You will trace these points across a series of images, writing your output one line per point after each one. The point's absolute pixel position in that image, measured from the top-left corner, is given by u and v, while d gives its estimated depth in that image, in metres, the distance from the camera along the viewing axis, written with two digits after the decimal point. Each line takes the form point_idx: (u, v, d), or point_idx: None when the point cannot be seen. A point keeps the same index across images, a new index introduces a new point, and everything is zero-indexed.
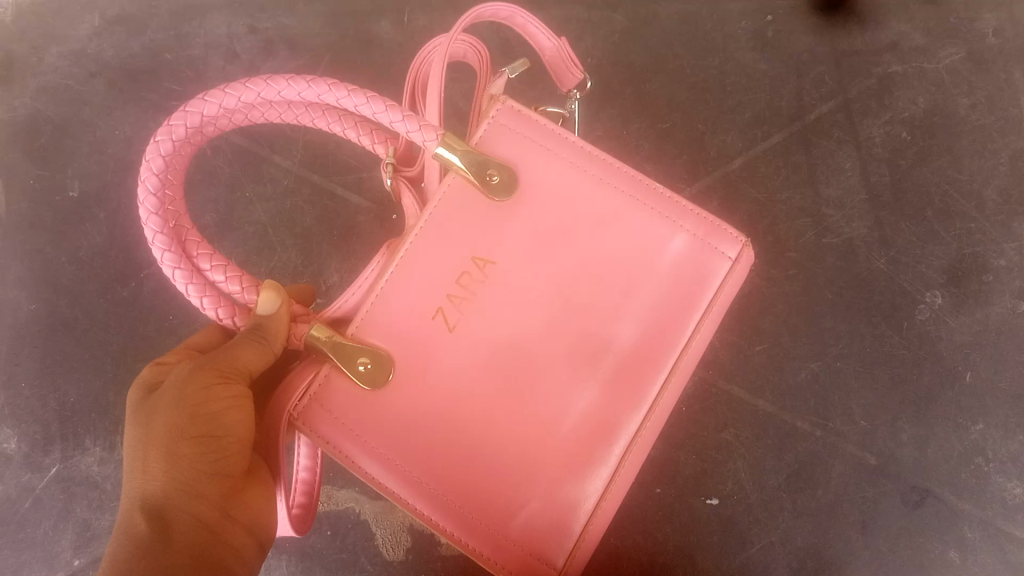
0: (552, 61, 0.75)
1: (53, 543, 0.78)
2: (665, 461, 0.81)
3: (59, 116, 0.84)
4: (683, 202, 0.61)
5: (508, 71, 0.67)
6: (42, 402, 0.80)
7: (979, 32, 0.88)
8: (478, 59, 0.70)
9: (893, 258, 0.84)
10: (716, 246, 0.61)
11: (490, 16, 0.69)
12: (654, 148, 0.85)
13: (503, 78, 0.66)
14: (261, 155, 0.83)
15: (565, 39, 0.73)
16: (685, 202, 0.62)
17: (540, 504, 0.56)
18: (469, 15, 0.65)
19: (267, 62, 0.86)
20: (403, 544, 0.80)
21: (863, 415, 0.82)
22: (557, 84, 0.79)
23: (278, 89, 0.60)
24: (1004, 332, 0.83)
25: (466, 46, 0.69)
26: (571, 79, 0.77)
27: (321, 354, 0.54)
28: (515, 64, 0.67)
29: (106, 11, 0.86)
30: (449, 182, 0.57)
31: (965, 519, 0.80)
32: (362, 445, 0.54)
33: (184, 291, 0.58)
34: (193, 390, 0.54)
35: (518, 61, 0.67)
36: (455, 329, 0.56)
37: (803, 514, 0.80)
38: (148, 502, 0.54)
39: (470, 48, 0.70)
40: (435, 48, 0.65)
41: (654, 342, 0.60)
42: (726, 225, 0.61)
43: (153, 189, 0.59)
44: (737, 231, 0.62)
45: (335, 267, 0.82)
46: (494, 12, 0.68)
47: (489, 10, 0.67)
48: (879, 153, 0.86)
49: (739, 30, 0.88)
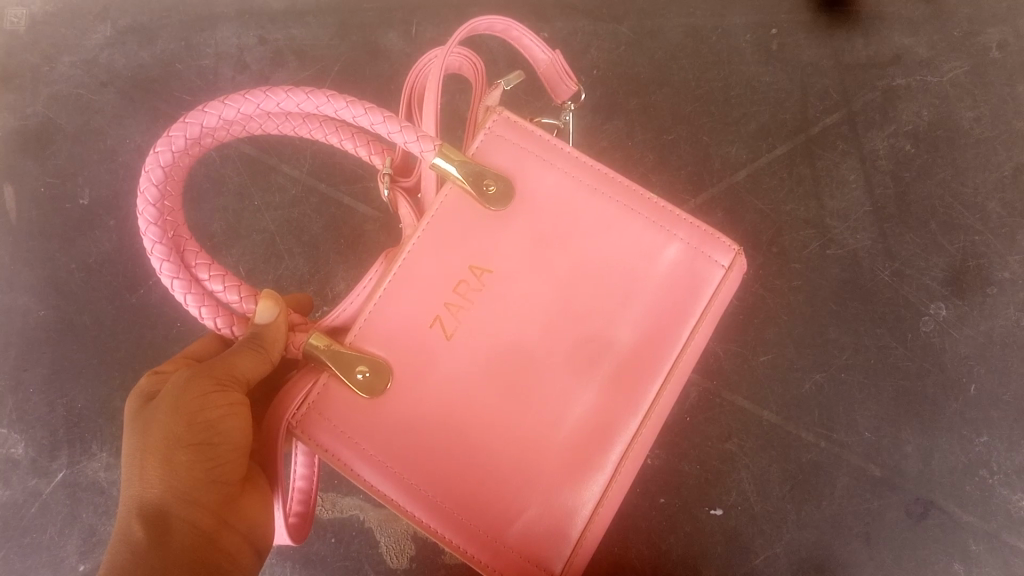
0: (545, 73, 0.75)
1: (58, 548, 0.79)
2: (668, 471, 0.81)
3: (71, 125, 0.85)
4: (676, 211, 0.62)
5: (503, 83, 0.68)
6: (50, 407, 0.81)
7: (983, 46, 0.88)
8: (474, 71, 0.71)
9: (896, 270, 0.84)
10: (710, 254, 0.62)
11: (485, 28, 0.69)
12: (659, 160, 0.86)
13: (498, 90, 0.67)
14: (270, 164, 0.84)
15: (559, 52, 0.74)
16: (678, 210, 0.62)
17: (537, 510, 0.57)
18: (464, 28, 0.65)
19: (276, 72, 0.86)
20: (406, 552, 0.80)
21: (866, 426, 0.82)
22: (553, 95, 0.79)
23: (277, 100, 0.61)
24: (1008, 344, 0.83)
25: (461, 58, 0.70)
26: (565, 90, 0.77)
27: (319, 363, 0.54)
28: (510, 77, 0.68)
29: (118, 21, 0.87)
30: (446, 192, 0.58)
31: (969, 531, 0.80)
32: (361, 452, 0.54)
33: (183, 300, 0.59)
34: (190, 398, 0.54)
35: (513, 73, 0.68)
36: (453, 337, 0.56)
37: (807, 526, 0.80)
38: (146, 509, 0.54)
39: (465, 61, 0.71)
40: (431, 61, 0.67)
41: (650, 348, 0.60)
42: (719, 233, 0.62)
43: (152, 200, 0.60)
44: (730, 239, 0.62)
45: (341, 275, 0.83)
46: (488, 25, 0.69)
47: (483, 23, 0.68)
48: (883, 165, 0.86)
49: (744, 43, 0.88)
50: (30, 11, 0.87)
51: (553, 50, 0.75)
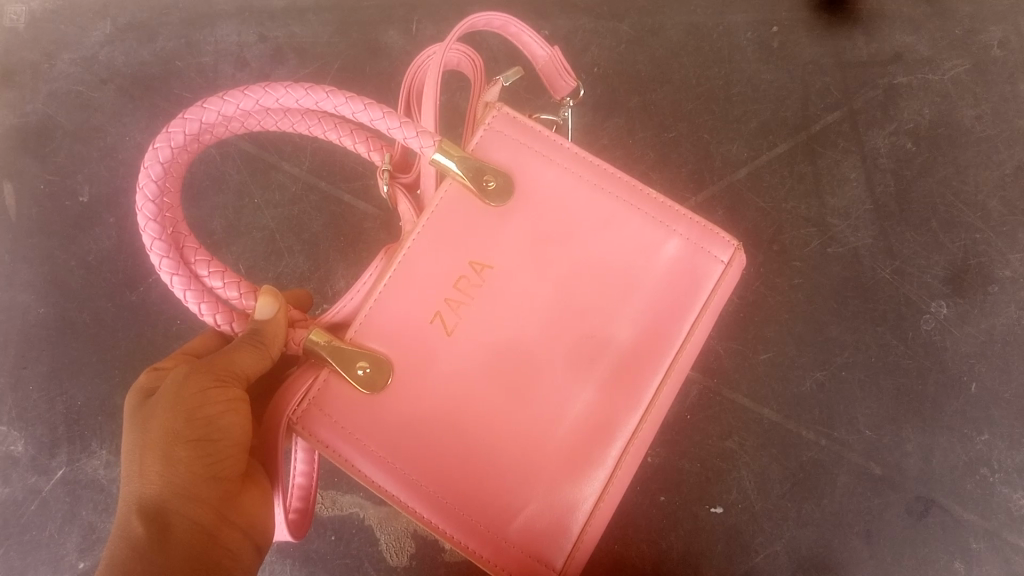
0: (544, 69, 0.75)
1: (58, 546, 0.79)
2: (668, 469, 0.81)
3: (70, 122, 0.85)
4: (675, 207, 0.62)
5: (502, 79, 0.67)
6: (49, 405, 0.80)
7: (984, 44, 0.88)
8: (472, 68, 0.71)
9: (898, 268, 0.84)
10: (709, 250, 0.62)
11: (483, 25, 0.69)
12: (659, 157, 0.86)
13: (497, 86, 0.67)
14: (270, 161, 0.84)
15: (558, 48, 0.74)
16: (677, 206, 0.62)
17: (538, 506, 0.56)
18: (463, 24, 0.65)
19: (276, 70, 0.86)
20: (406, 550, 0.80)
21: (867, 424, 0.82)
22: (552, 92, 0.79)
23: (277, 96, 0.61)
24: (1009, 342, 0.83)
25: (459, 55, 0.70)
26: (564, 87, 0.77)
27: (319, 359, 0.54)
28: (509, 72, 0.67)
29: (117, 18, 0.87)
30: (446, 187, 0.58)
31: (969, 530, 0.80)
32: (361, 448, 0.54)
33: (182, 297, 0.58)
34: (189, 394, 0.54)
35: (512, 69, 0.67)
36: (453, 333, 0.56)
37: (807, 524, 0.80)
38: (145, 505, 0.54)
39: (464, 57, 0.70)
40: (430, 58, 0.66)
41: (650, 343, 0.60)
42: (718, 229, 0.62)
43: (151, 196, 0.59)
44: (729, 235, 0.62)
45: (342, 273, 0.82)
46: (487, 21, 0.69)
47: (482, 18, 0.68)
48: (884, 163, 0.86)
49: (745, 40, 0.88)
50: (30, 8, 0.87)
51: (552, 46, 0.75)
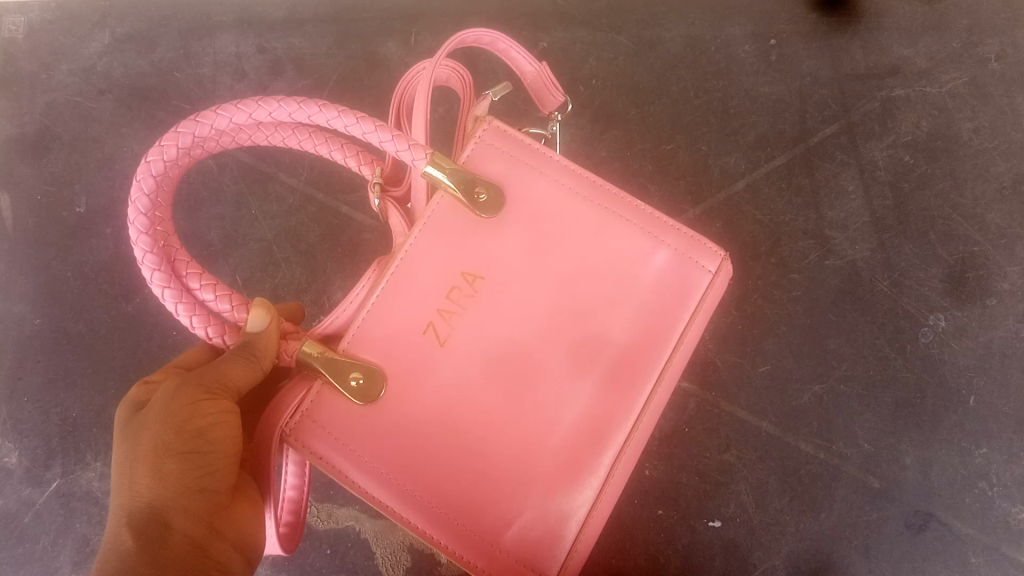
0: (533, 84, 0.76)
1: (52, 559, 0.78)
2: (666, 482, 0.80)
3: (68, 132, 0.85)
4: (663, 218, 0.62)
5: (491, 94, 0.68)
6: (45, 417, 0.80)
7: (981, 57, 0.88)
8: (461, 83, 0.71)
9: (896, 280, 0.84)
10: (697, 260, 0.61)
11: (472, 42, 0.70)
12: (657, 168, 0.86)
13: (485, 101, 0.67)
14: (267, 172, 0.84)
15: (546, 63, 0.74)
16: (664, 217, 0.62)
17: (532, 515, 0.56)
18: (451, 41, 0.65)
19: (275, 81, 0.86)
20: (402, 564, 0.79)
21: (865, 437, 0.81)
22: (540, 107, 0.79)
23: (269, 110, 0.61)
24: (1008, 355, 0.83)
25: (448, 71, 0.70)
26: (552, 102, 0.77)
27: (312, 370, 0.54)
28: (497, 88, 0.68)
29: (116, 29, 0.87)
30: (437, 200, 0.58)
31: (969, 544, 0.80)
32: (353, 458, 0.53)
33: (173, 310, 0.58)
34: (180, 406, 0.54)
35: (500, 84, 0.67)
36: (446, 343, 0.56)
37: (806, 538, 0.80)
38: (134, 516, 0.53)
39: (453, 72, 0.70)
40: (419, 73, 0.67)
41: (643, 352, 0.60)
42: (705, 239, 0.62)
43: (143, 209, 0.59)
44: (717, 245, 0.62)
45: (339, 284, 0.82)
46: (476, 38, 0.69)
47: (471, 35, 0.68)
48: (882, 176, 0.86)
49: (743, 53, 0.88)
50: (28, 19, 0.87)
51: (540, 61, 0.75)
